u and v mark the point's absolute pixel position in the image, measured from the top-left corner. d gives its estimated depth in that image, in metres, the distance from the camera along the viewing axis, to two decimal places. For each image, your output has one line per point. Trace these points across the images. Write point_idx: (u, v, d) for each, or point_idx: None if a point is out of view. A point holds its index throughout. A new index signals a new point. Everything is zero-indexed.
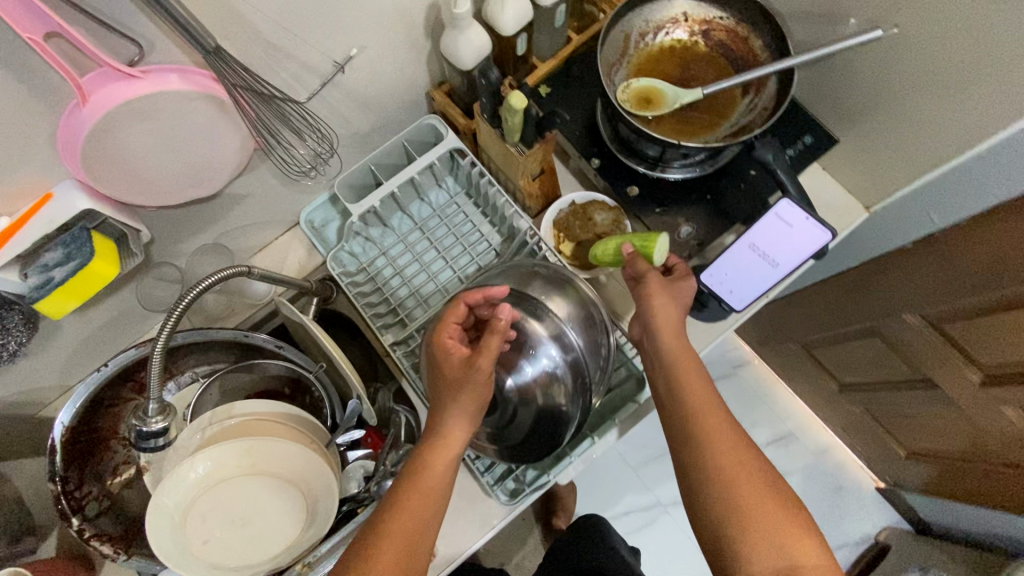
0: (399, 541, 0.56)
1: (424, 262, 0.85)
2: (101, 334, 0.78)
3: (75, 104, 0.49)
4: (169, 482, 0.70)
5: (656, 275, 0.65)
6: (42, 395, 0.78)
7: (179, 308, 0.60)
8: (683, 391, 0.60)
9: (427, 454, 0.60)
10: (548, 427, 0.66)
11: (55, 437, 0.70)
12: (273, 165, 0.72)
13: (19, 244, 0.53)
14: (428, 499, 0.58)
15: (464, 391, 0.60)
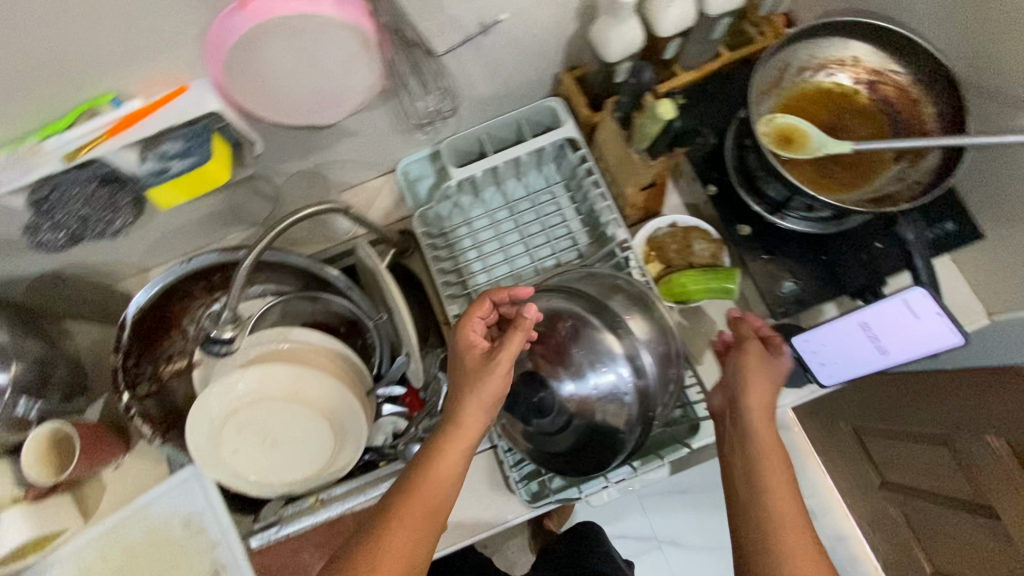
0: (406, 538, 0.53)
1: (505, 244, 0.83)
2: (188, 228, 0.80)
3: (232, 8, 0.50)
4: (218, 386, 0.72)
5: (756, 349, 0.62)
6: (121, 269, 0.82)
7: (276, 230, 0.61)
8: (760, 454, 0.58)
9: (443, 446, 0.57)
10: (596, 448, 0.63)
11: (128, 313, 0.73)
12: (390, 110, 0.71)
13: (148, 126, 0.53)
14: (440, 494, 0.56)
15: (484, 383, 0.58)
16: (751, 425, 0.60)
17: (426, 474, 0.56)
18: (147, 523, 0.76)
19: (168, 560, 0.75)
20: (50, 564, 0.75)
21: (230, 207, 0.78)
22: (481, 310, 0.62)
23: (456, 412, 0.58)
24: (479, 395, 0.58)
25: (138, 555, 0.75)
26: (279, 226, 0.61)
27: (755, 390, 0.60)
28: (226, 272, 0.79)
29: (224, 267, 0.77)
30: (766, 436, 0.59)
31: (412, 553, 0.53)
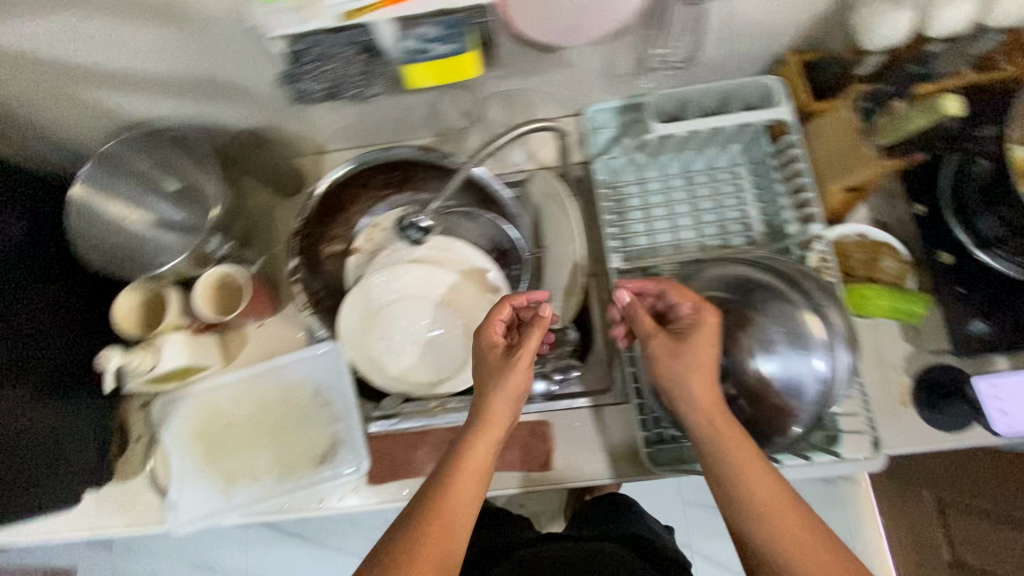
0: (442, 540, 0.53)
1: (672, 212, 0.81)
2: (378, 120, 0.82)
3: None
4: (390, 270, 0.79)
5: (661, 336, 0.59)
6: (304, 142, 0.85)
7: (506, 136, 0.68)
8: (727, 454, 0.54)
9: (473, 443, 0.59)
10: (758, 428, 0.61)
11: (321, 182, 0.77)
12: (620, 46, 0.70)
13: (415, 7, 0.53)
14: (472, 488, 0.57)
15: (506, 379, 0.60)
16: (699, 427, 0.56)
17: (459, 472, 0.57)
18: (279, 383, 0.81)
19: (292, 422, 0.79)
20: (188, 395, 0.81)
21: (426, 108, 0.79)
22: (499, 315, 0.64)
23: (483, 407, 0.60)
24: (506, 395, 0.60)
25: (265, 410, 0.80)
26: (512, 131, 0.69)
27: (659, 338, 0.59)
28: (409, 168, 0.82)
29: (411, 164, 0.81)
30: (699, 400, 0.56)
31: (445, 550, 0.53)
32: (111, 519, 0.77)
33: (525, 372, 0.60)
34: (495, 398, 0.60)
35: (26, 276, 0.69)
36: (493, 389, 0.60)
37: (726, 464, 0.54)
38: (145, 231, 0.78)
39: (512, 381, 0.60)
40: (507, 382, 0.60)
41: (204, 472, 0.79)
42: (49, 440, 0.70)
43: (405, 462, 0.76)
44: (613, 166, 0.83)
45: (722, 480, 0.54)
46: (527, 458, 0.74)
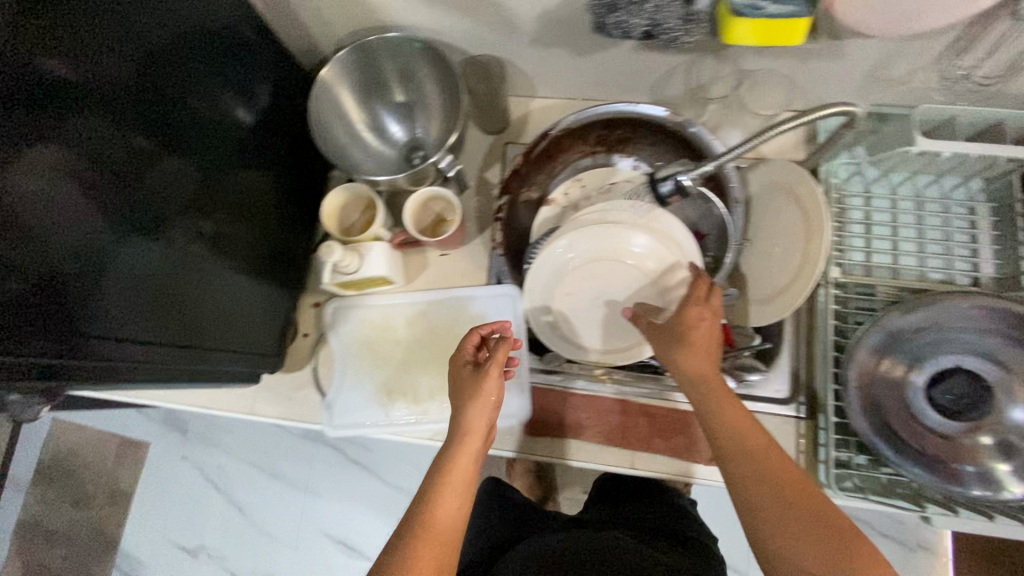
0: (441, 540, 0.57)
1: (896, 235, 0.77)
2: (606, 75, 0.79)
3: None
4: (584, 233, 0.72)
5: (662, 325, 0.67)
6: (521, 81, 0.83)
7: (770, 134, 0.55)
8: (720, 428, 0.58)
9: (457, 450, 0.64)
10: (964, 460, 0.64)
11: (551, 127, 0.74)
12: (912, 50, 0.65)
13: None
14: (463, 492, 0.61)
15: (476, 394, 0.66)
16: (703, 398, 0.60)
17: (447, 479, 0.61)
18: (453, 313, 0.81)
19: None
20: (363, 305, 0.82)
21: (665, 72, 0.76)
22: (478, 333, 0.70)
23: (460, 420, 0.66)
24: (481, 407, 0.66)
25: (436, 336, 0.81)
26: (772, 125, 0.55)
27: (698, 328, 0.64)
28: (631, 130, 0.78)
29: (637, 126, 0.77)
30: (707, 382, 0.61)
31: (445, 532, 0.58)
32: (272, 406, 0.79)
33: (493, 379, 0.66)
34: (465, 414, 0.66)
35: (245, 159, 0.71)
36: (471, 404, 0.66)
37: (728, 451, 0.56)
38: (362, 134, 0.78)
39: (478, 399, 0.65)
40: (478, 397, 0.65)
41: (367, 382, 0.80)
42: (243, 318, 0.72)
43: (567, 421, 0.77)
44: (842, 174, 0.80)
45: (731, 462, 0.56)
46: (693, 446, 0.74)
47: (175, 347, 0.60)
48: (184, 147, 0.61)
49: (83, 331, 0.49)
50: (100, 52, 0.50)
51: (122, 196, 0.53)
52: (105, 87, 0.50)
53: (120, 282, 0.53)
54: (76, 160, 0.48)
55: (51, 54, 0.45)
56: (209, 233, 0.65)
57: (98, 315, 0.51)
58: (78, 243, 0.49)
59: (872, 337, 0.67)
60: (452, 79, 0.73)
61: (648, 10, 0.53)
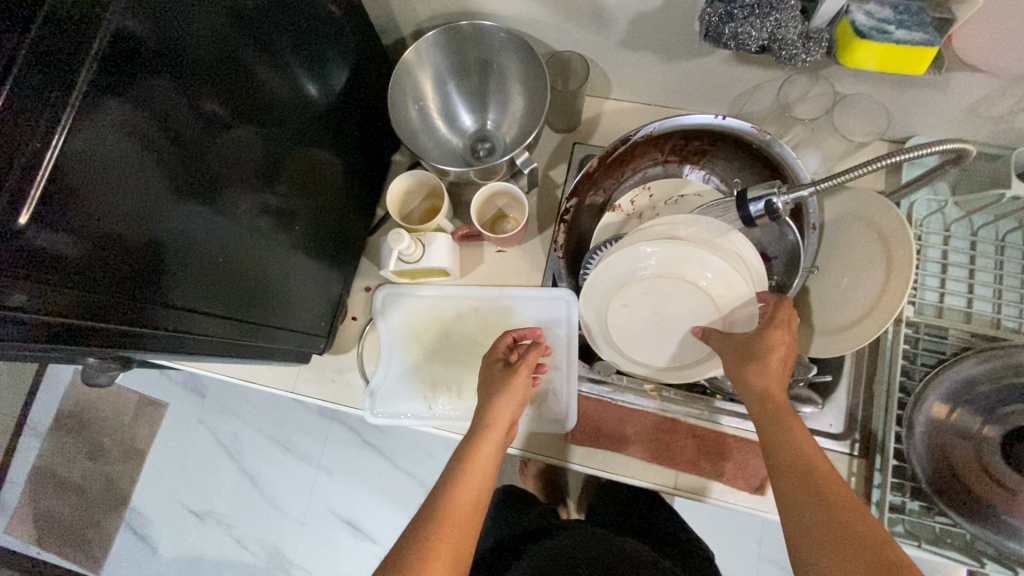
0: (457, 528, 0.55)
1: (973, 279, 0.74)
2: (689, 83, 0.77)
3: None
4: (643, 245, 0.68)
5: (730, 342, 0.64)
6: (599, 82, 0.81)
7: (850, 176, 0.56)
8: (778, 438, 0.55)
9: (479, 445, 0.63)
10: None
11: (631, 132, 0.72)
12: (1021, 89, 0.63)
13: None
14: (481, 485, 0.59)
15: (507, 389, 0.66)
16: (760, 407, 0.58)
17: (468, 470, 0.60)
18: (506, 311, 0.80)
19: None
20: (414, 293, 0.81)
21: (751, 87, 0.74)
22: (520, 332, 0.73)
23: (484, 414, 0.65)
24: (506, 405, 0.65)
25: (486, 333, 0.79)
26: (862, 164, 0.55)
27: (776, 353, 0.61)
28: (710, 143, 0.75)
29: (717, 140, 0.74)
30: (774, 401, 0.58)
31: (462, 523, 0.55)
32: (312, 386, 0.79)
33: (523, 379, 0.66)
34: (495, 412, 0.65)
35: (314, 136, 0.70)
36: (496, 399, 0.66)
37: (778, 461, 0.54)
38: (434, 120, 0.78)
39: (506, 397, 0.66)
40: (507, 395, 0.66)
41: (411, 372, 0.78)
42: (295, 296, 0.70)
43: (612, 433, 0.75)
44: (923, 210, 0.77)
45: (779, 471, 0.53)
46: (741, 473, 0.71)
47: (226, 330, 0.58)
48: (256, 115, 0.59)
49: (148, 294, 0.48)
50: (185, 8, 0.48)
51: (194, 158, 0.51)
52: (187, 44, 0.48)
53: (185, 247, 0.51)
54: (155, 115, 0.46)
55: (139, 19, 0.44)
56: (271, 206, 0.64)
57: (164, 290, 0.50)
58: (150, 203, 0.47)
59: (944, 384, 0.67)
60: (536, 74, 0.72)
61: (769, 24, 0.52)
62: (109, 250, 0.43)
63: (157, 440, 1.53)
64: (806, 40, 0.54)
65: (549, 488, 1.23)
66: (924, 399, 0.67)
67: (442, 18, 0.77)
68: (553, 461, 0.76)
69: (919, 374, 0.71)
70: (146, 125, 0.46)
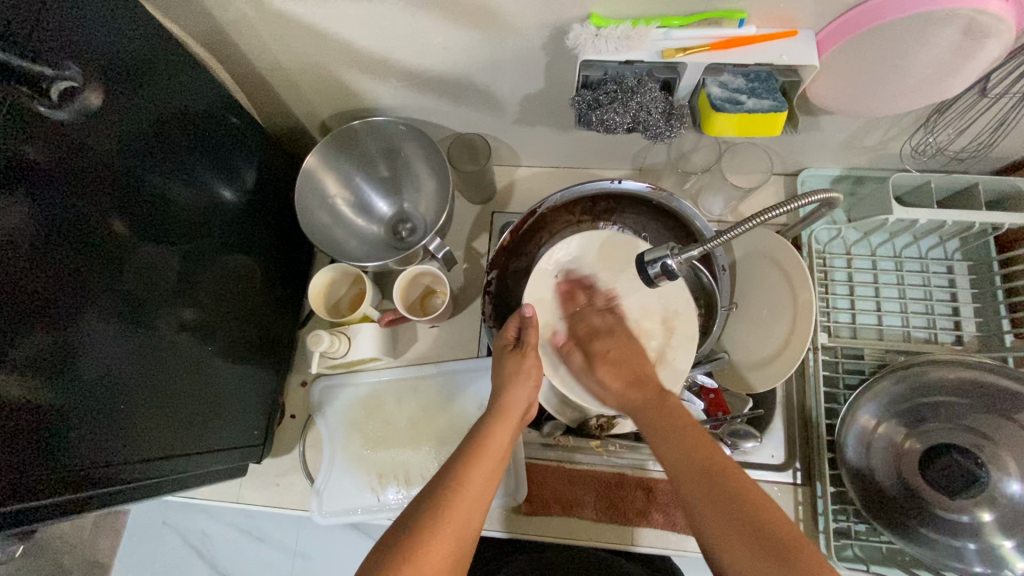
0: (467, 506, 0.53)
1: (880, 295, 0.79)
2: (590, 147, 0.81)
3: (886, 9, 0.48)
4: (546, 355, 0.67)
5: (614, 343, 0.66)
6: (507, 152, 0.84)
7: (736, 233, 0.55)
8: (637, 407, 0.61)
9: (495, 427, 0.61)
10: (967, 537, 0.64)
11: (541, 206, 0.75)
12: (876, 126, 0.68)
13: (735, 58, 0.52)
14: (495, 467, 0.58)
15: (523, 374, 0.64)
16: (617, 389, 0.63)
17: (482, 451, 0.58)
18: (444, 388, 0.80)
19: (453, 431, 0.78)
20: (353, 382, 0.81)
21: (647, 144, 0.78)
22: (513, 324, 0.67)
23: (501, 400, 0.64)
24: (521, 387, 0.64)
25: (428, 413, 0.79)
26: (754, 215, 0.54)
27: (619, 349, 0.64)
28: (617, 201, 0.78)
29: (622, 198, 0.77)
30: (644, 389, 0.62)
31: (466, 521, 0.52)
32: (259, 492, 0.78)
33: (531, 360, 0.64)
34: (506, 403, 0.63)
35: (231, 240, 0.70)
36: (513, 384, 0.64)
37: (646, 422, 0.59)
38: (347, 214, 0.79)
39: (517, 390, 0.64)
40: (518, 386, 0.64)
41: (357, 464, 0.78)
42: (227, 402, 0.69)
43: (564, 498, 0.75)
44: (824, 237, 0.80)
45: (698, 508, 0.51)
46: (693, 519, 0.73)
47: (141, 450, 0.55)
48: (158, 237, 0.58)
49: (55, 459, 0.46)
50: (52, 168, 0.46)
51: (94, 305, 0.50)
52: (62, 203, 0.47)
53: (92, 393, 0.50)
54: (47, 243, 0.46)
55: (32, 143, 0.44)
56: (191, 320, 0.63)
57: (69, 413, 0.47)
58: (44, 370, 0.45)
59: (868, 405, 0.69)
60: (438, 159, 0.74)
61: (632, 107, 0.56)
62: (12, 429, 0.42)
63: (119, 552, 1.43)
64: (670, 116, 0.58)
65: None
66: (851, 420, 0.68)
67: (346, 114, 0.80)
68: (510, 535, 0.76)
69: (843, 396, 0.75)
70: (29, 296, 0.44)
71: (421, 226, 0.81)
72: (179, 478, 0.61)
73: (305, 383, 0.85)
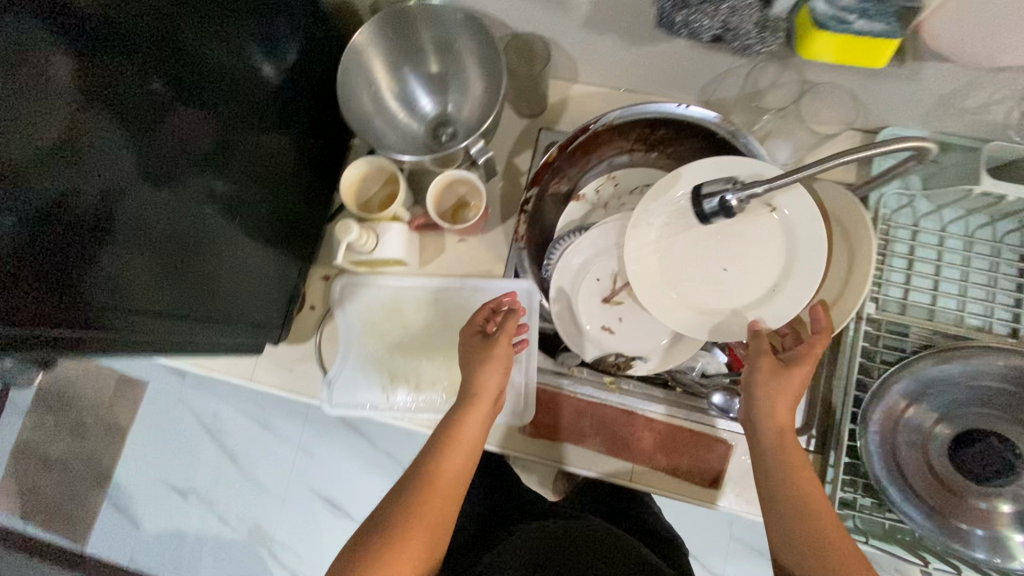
0: (441, 495, 0.61)
1: (939, 275, 0.73)
2: (656, 69, 0.74)
3: None
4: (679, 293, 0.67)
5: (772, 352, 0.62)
6: (565, 64, 0.78)
7: (809, 171, 0.50)
8: (765, 416, 0.61)
9: (466, 416, 0.66)
10: (975, 523, 0.63)
11: (597, 124, 0.69)
12: (984, 83, 0.61)
13: None
14: (466, 456, 0.64)
15: (488, 364, 0.67)
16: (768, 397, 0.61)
17: (454, 442, 0.65)
18: (466, 303, 0.78)
19: None
20: (373, 283, 0.80)
21: (719, 73, 0.71)
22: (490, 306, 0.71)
23: (470, 389, 0.67)
24: (491, 376, 0.67)
25: (446, 323, 0.78)
26: (829, 156, 0.50)
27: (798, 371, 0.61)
28: (677, 132, 0.72)
29: (685, 128, 0.71)
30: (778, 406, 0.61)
31: (441, 508, 0.61)
32: (272, 374, 0.79)
33: (500, 366, 0.68)
34: (472, 392, 0.67)
35: (269, 115, 0.67)
36: (481, 374, 0.68)
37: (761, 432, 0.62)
38: (389, 106, 0.74)
39: (488, 379, 0.67)
40: (486, 377, 0.67)
41: (369, 363, 0.78)
42: (247, 284, 0.69)
43: (569, 427, 0.75)
44: (892, 204, 0.75)
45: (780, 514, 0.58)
46: (696, 466, 0.71)
47: (162, 317, 0.56)
48: (201, 103, 0.55)
49: (100, 317, 0.48)
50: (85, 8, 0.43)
51: (138, 172, 0.50)
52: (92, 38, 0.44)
53: (124, 259, 0.50)
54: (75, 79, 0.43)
55: None
56: (221, 193, 0.61)
57: (95, 270, 0.47)
58: (68, 223, 0.44)
59: (902, 385, 0.66)
60: (493, 55, 0.69)
61: (723, 12, 0.50)
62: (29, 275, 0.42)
63: (138, 418, 1.51)
64: (762, 29, 0.52)
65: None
66: (881, 398, 0.65)
67: None
68: (506, 450, 0.76)
69: (877, 371, 0.71)
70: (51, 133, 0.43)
71: (463, 130, 0.76)
72: (194, 345, 0.62)
73: (327, 278, 0.84)
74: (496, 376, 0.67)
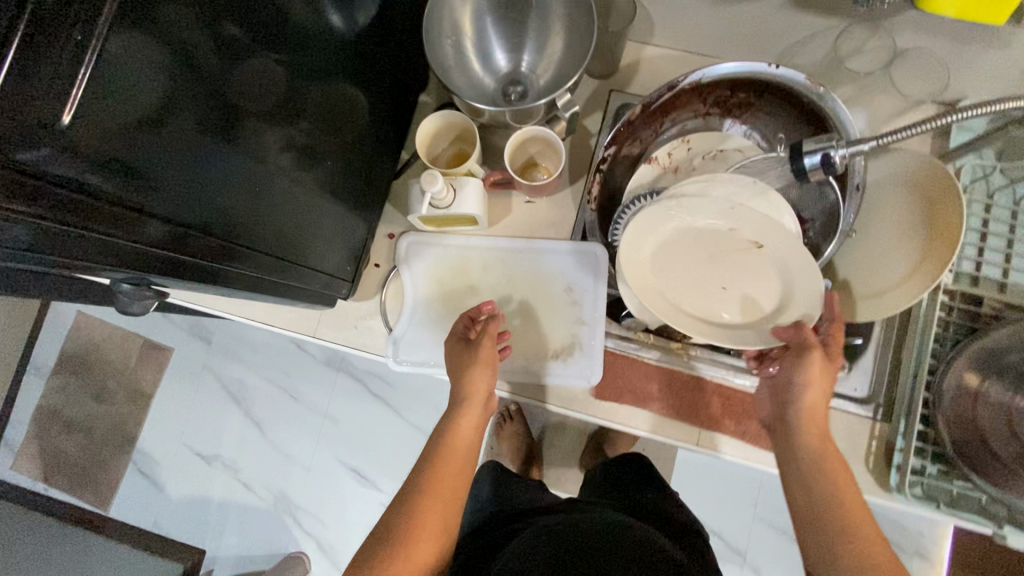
0: (442, 499, 0.63)
1: (1012, 247, 0.73)
2: (737, 31, 0.73)
3: None
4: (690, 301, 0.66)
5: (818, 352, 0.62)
6: (642, 24, 0.77)
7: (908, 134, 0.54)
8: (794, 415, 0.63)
9: (460, 417, 0.68)
10: None
11: (684, 80, 0.67)
12: None
13: None
14: (461, 460, 0.66)
15: (476, 364, 0.69)
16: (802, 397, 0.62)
17: (448, 448, 0.66)
18: (534, 265, 0.78)
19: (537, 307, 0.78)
20: (439, 243, 0.79)
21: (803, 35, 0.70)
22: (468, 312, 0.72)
23: (459, 389, 0.68)
24: (479, 374, 0.68)
25: (513, 285, 0.78)
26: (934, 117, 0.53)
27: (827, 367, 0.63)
28: (759, 94, 0.72)
29: (767, 91, 0.71)
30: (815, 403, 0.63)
31: (442, 512, 0.62)
32: (335, 331, 0.78)
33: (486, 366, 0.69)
34: (462, 393, 0.68)
35: (341, 51, 0.62)
36: (467, 372, 0.69)
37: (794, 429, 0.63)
38: (465, 59, 0.73)
39: (477, 377, 0.68)
40: (476, 378, 0.68)
41: (436, 323, 0.78)
42: (314, 231, 0.67)
43: (635, 390, 0.75)
44: (967, 175, 0.74)
45: (810, 516, 0.59)
46: (764, 432, 0.72)
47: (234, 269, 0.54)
48: (276, 40, 0.51)
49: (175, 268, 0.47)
50: None
51: (219, 119, 0.46)
52: None
53: (204, 213, 0.47)
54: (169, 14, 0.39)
55: None
56: (294, 140, 0.58)
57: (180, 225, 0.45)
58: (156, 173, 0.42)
59: (974, 352, 0.67)
60: (578, 8, 0.68)
61: None
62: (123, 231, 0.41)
63: (162, 385, 1.51)
64: None
65: (528, 446, 1.27)
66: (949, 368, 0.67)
67: None
68: (571, 412, 0.75)
69: (947, 341, 0.71)
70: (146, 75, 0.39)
71: (538, 88, 0.75)
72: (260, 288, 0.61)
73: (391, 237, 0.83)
74: (485, 373, 0.68)
